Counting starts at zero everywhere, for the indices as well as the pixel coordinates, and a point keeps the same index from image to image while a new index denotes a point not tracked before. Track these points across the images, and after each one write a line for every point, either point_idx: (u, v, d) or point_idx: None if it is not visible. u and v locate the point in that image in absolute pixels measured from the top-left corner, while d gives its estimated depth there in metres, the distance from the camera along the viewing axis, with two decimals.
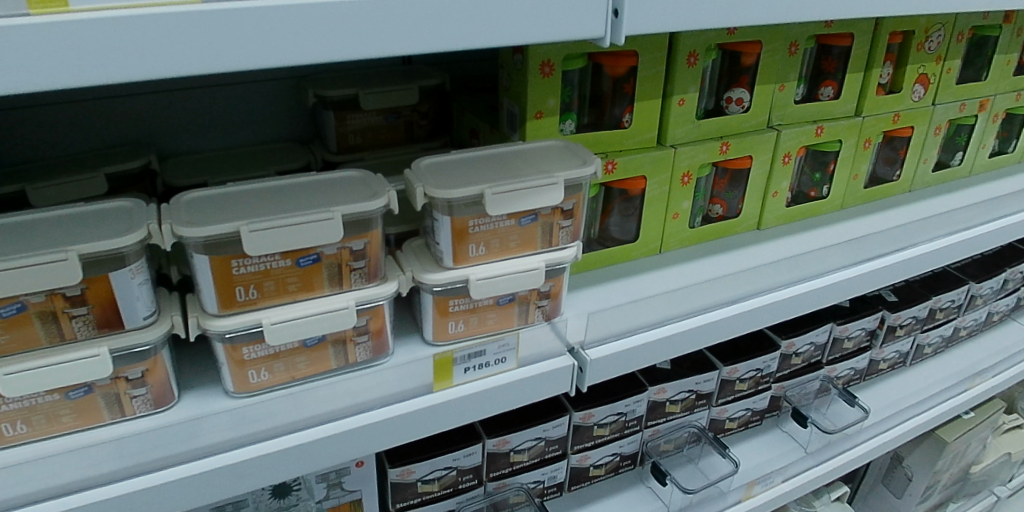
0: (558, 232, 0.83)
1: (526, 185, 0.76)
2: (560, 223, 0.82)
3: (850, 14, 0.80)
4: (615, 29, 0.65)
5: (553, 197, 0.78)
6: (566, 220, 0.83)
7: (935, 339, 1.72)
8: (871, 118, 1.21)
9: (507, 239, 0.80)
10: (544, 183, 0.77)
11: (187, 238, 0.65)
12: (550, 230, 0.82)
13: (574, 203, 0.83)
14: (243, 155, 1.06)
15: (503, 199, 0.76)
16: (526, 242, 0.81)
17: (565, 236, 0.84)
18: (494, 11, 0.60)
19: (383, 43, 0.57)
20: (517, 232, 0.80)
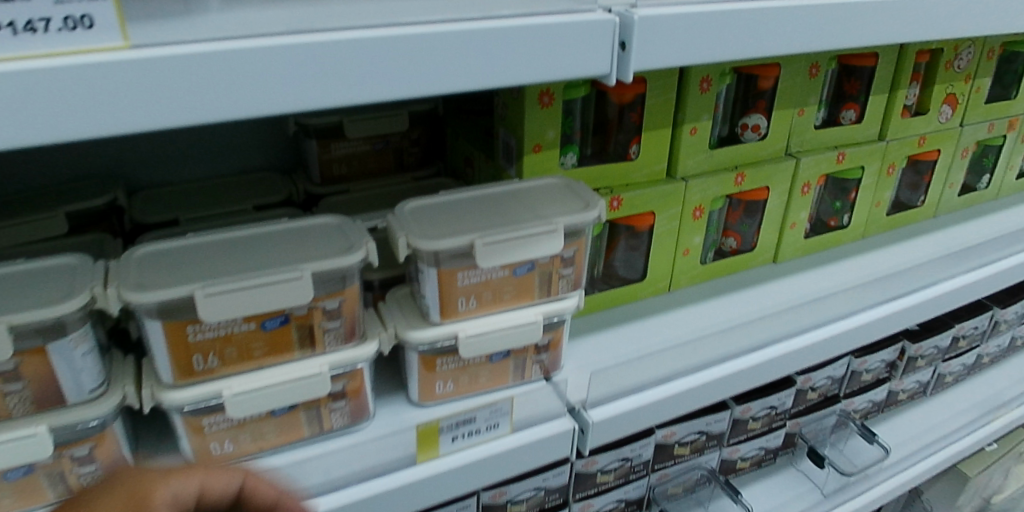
0: (558, 281, 0.75)
1: (522, 233, 0.68)
2: (559, 272, 0.74)
3: (885, 39, 0.71)
4: (621, 64, 0.57)
5: (553, 247, 0.70)
6: (566, 269, 0.74)
7: (957, 367, 1.64)
8: (896, 143, 1.13)
9: (500, 291, 0.72)
10: (542, 230, 0.69)
11: (136, 304, 0.57)
12: (548, 280, 0.74)
13: (575, 250, 0.74)
14: (219, 186, 0.99)
15: (497, 250, 0.67)
16: (521, 294, 0.73)
17: (565, 286, 0.76)
18: (482, 47, 0.52)
19: (356, 87, 0.49)
20: (511, 283, 0.72)
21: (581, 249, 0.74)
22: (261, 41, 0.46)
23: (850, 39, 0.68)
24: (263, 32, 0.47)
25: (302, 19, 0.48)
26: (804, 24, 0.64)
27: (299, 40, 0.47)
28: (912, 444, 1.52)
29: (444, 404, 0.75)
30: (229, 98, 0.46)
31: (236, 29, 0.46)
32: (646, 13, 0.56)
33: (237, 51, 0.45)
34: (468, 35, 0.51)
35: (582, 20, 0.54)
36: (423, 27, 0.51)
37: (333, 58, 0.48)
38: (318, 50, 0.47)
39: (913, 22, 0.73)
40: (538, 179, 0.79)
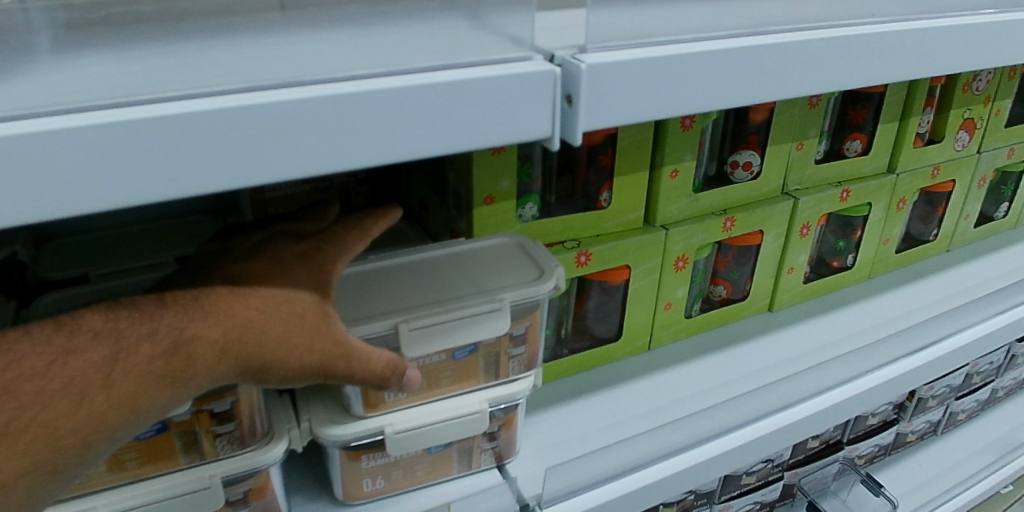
0: (507, 362, 0.64)
1: (456, 315, 0.58)
2: (509, 352, 0.63)
3: (905, 76, 0.58)
4: (567, 122, 0.46)
5: (497, 327, 0.60)
6: (517, 348, 0.64)
7: (970, 404, 1.47)
8: (907, 175, 1.01)
9: (437, 377, 0.61)
10: (481, 311, 0.59)
11: None
12: (495, 361, 0.63)
13: (528, 326, 0.63)
14: (144, 232, 0.89)
15: (426, 335, 0.58)
16: (462, 379, 0.63)
17: (517, 368, 0.65)
18: (379, 108, 0.41)
19: (212, 170, 0.38)
20: (449, 367, 0.61)
21: (534, 325, 0.64)
22: (73, 118, 0.35)
23: (861, 78, 0.55)
24: (86, 104, 0.36)
25: (136, 86, 0.38)
26: (804, 61, 0.51)
27: (128, 114, 0.35)
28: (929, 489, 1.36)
29: (375, 502, 0.65)
30: (31, 196, 0.34)
31: (49, 103, 0.36)
32: (597, 57, 0.44)
33: (35, 134, 0.34)
34: (362, 97, 0.40)
35: (515, 71, 0.43)
36: (303, 89, 0.40)
37: (175, 134, 0.36)
38: (152, 125, 0.36)
39: (942, 50, 0.59)
40: (491, 234, 0.69)
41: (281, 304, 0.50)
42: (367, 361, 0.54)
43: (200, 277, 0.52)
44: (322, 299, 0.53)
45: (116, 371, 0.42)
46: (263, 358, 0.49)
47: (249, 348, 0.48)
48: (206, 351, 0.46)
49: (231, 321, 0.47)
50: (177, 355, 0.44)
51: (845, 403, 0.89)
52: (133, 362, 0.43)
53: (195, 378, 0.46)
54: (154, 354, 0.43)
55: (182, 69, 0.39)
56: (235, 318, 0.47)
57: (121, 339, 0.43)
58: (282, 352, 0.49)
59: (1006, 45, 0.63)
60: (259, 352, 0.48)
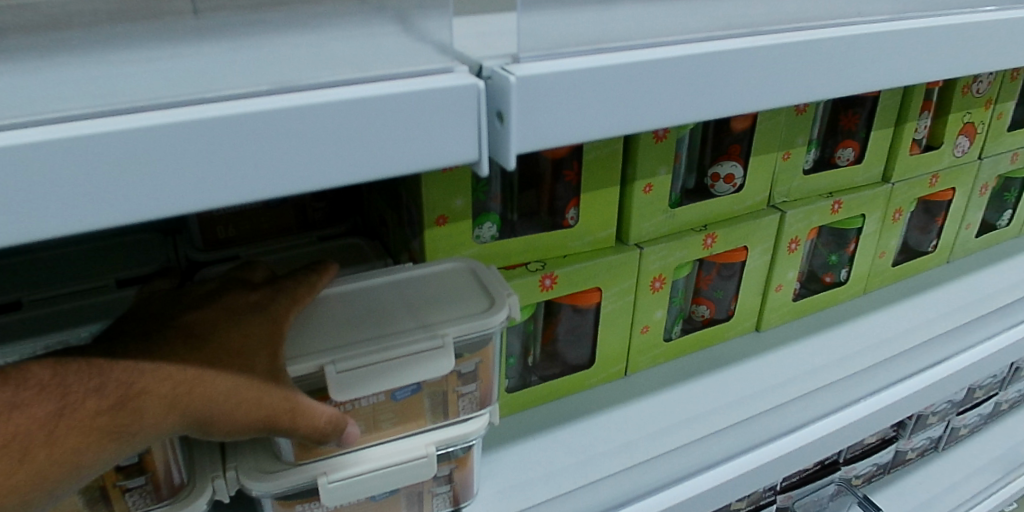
0: (457, 401, 0.59)
1: (394, 353, 0.53)
2: (458, 391, 0.58)
3: (890, 83, 0.52)
4: (495, 138, 0.40)
5: (440, 367, 0.55)
6: (466, 387, 0.59)
7: (972, 419, 1.40)
8: (904, 185, 0.94)
9: (377, 418, 0.56)
10: (422, 349, 0.54)
11: None
12: (443, 401, 0.58)
13: (479, 362, 0.58)
14: (84, 254, 0.84)
15: (360, 377, 0.53)
16: (405, 420, 0.57)
17: (467, 407, 0.60)
18: (270, 131, 0.35)
19: (62, 208, 0.32)
20: (391, 409, 0.56)
21: (485, 361, 0.59)
22: None
23: (839, 84, 0.49)
24: None
25: None
26: (773, 67, 0.45)
27: None
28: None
29: None
30: None
31: None
32: (531, 68, 0.38)
33: None
34: (253, 118, 0.34)
35: (434, 85, 0.37)
36: (179, 110, 0.34)
37: (12, 165, 0.30)
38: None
39: (934, 54, 0.53)
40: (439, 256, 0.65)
41: (233, 358, 0.47)
42: (314, 413, 0.50)
43: (152, 325, 0.48)
44: (275, 351, 0.50)
45: (57, 431, 0.39)
46: (213, 415, 0.45)
47: (201, 404, 0.44)
48: (152, 409, 0.42)
49: (180, 378, 0.44)
50: (124, 411, 0.41)
51: (839, 433, 0.83)
52: (75, 421, 0.39)
53: (138, 440, 0.42)
54: (100, 410, 0.40)
55: (37, 89, 0.34)
56: (187, 373, 0.44)
57: (68, 393, 0.39)
58: (235, 409, 0.46)
59: (1004, 46, 0.58)
60: (212, 408, 0.45)
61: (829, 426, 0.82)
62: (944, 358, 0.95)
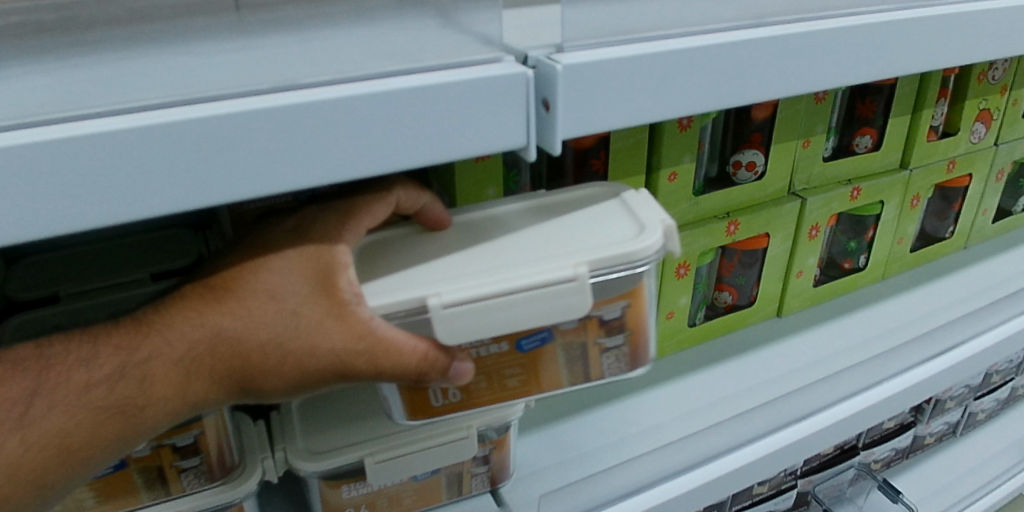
0: (602, 356, 0.56)
1: (521, 284, 0.50)
2: (602, 345, 0.55)
3: (907, 69, 0.54)
4: (543, 130, 0.42)
5: (574, 306, 0.51)
6: (612, 340, 0.55)
7: (990, 404, 1.41)
8: (922, 171, 0.96)
9: (503, 372, 0.54)
10: (553, 279, 0.50)
11: None
12: (584, 355, 0.55)
13: (622, 310, 0.54)
14: (120, 247, 0.87)
15: (480, 311, 0.50)
16: (535, 374, 0.55)
17: (617, 365, 0.56)
18: (329, 120, 0.37)
19: (146, 193, 0.35)
20: (516, 361, 0.54)
21: (633, 301, 0.54)
22: None
23: (859, 72, 0.51)
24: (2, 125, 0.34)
25: (62, 102, 0.35)
26: (799, 55, 0.47)
27: (51, 135, 0.33)
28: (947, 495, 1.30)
29: None
30: None
31: None
32: (574, 57, 0.40)
33: None
34: (316, 109, 0.37)
35: (484, 75, 0.39)
36: (248, 102, 0.37)
37: (107, 153, 0.34)
38: (82, 149, 0.34)
39: (949, 40, 0.55)
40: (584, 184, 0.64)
41: (263, 304, 0.46)
42: (402, 354, 0.48)
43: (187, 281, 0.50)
44: (316, 284, 0.48)
45: (72, 404, 0.44)
46: (246, 367, 0.46)
47: (222, 358, 0.46)
48: (171, 373, 0.45)
49: (197, 337, 0.45)
50: (129, 380, 0.45)
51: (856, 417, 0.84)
52: (87, 396, 0.44)
53: (173, 399, 0.46)
54: (102, 381, 0.44)
55: (114, 82, 0.36)
56: (202, 333, 0.45)
57: (72, 369, 0.45)
58: (273, 359, 0.46)
59: (1013, 37, 0.60)
60: (242, 362, 0.46)
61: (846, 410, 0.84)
62: (959, 344, 0.97)
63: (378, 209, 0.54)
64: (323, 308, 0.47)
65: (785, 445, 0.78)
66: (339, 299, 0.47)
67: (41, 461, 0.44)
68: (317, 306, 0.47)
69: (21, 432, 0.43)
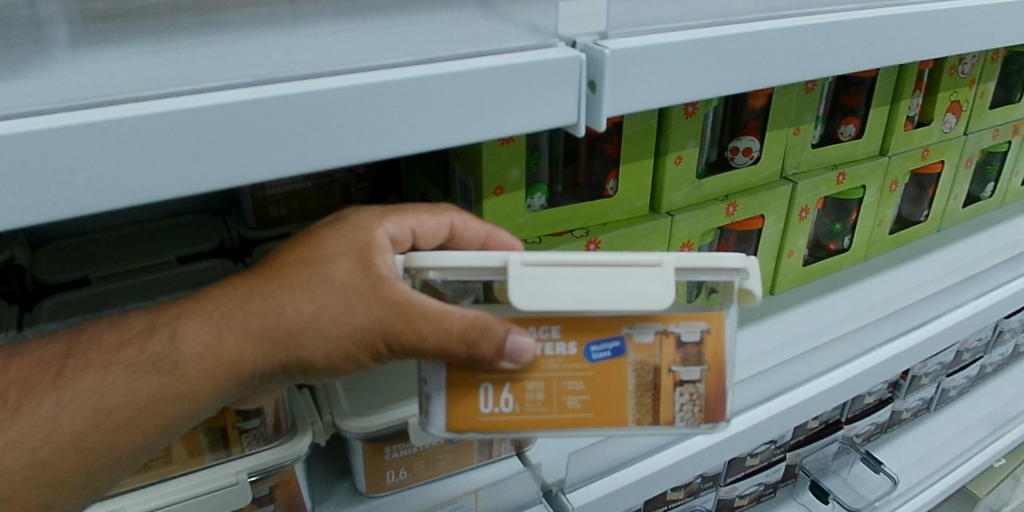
0: (672, 393, 0.50)
1: (599, 261, 0.45)
2: (676, 376, 0.49)
3: (889, 58, 0.60)
4: (591, 109, 0.47)
5: (655, 296, 0.45)
6: (688, 373, 0.50)
7: (961, 381, 1.50)
8: (899, 157, 1.03)
9: (565, 383, 0.50)
10: (635, 259, 0.46)
11: None
12: (653, 383, 0.49)
13: (699, 332, 0.49)
14: (142, 235, 0.90)
15: (554, 278, 0.45)
16: (600, 395, 0.50)
17: (689, 412, 0.50)
18: (405, 100, 0.42)
19: (247, 163, 0.40)
20: (582, 372, 0.49)
21: (716, 329, 0.49)
22: (107, 112, 0.36)
23: (846, 63, 0.58)
24: (118, 98, 0.38)
25: (171, 78, 0.39)
26: (794, 46, 0.54)
27: (166, 107, 0.37)
28: (922, 466, 1.39)
29: (396, 495, 0.66)
30: (70, 190, 0.36)
31: (78, 96, 0.38)
32: (618, 43, 0.46)
33: (74, 127, 0.35)
34: (392, 87, 0.41)
35: (540, 58, 0.44)
36: (332, 80, 0.41)
37: (215, 124, 0.38)
38: (193, 117, 0.37)
39: (920, 34, 0.62)
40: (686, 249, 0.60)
41: (298, 268, 0.50)
42: (443, 318, 0.47)
43: None
44: (353, 251, 0.51)
45: (112, 364, 0.46)
46: (276, 324, 0.48)
47: (254, 317, 0.48)
48: (209, 333, 0.48)
49: (235, 298, 0.49)
50: (161, 335, 0.48)
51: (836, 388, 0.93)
52: (122, 352, 0.47)
53: (209, 360, 0.48)
54: (140, 337, 0.48)
55: (213, 62, 0.40)
56: (239, 294, 0.49)
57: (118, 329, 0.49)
58: (304, 317, 0.48)
59: (971, 34, 0.68)
60: (277, 319, 0.48)
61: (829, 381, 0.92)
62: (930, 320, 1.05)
63: (431, 220, 0.59)
64: (357, 269, 0.49)
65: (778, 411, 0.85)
66: (377, 263, 0.50)
67: (78, 425, 0.45)
68: (351, 268, 0.50)
69: (57, 394, 0.45)
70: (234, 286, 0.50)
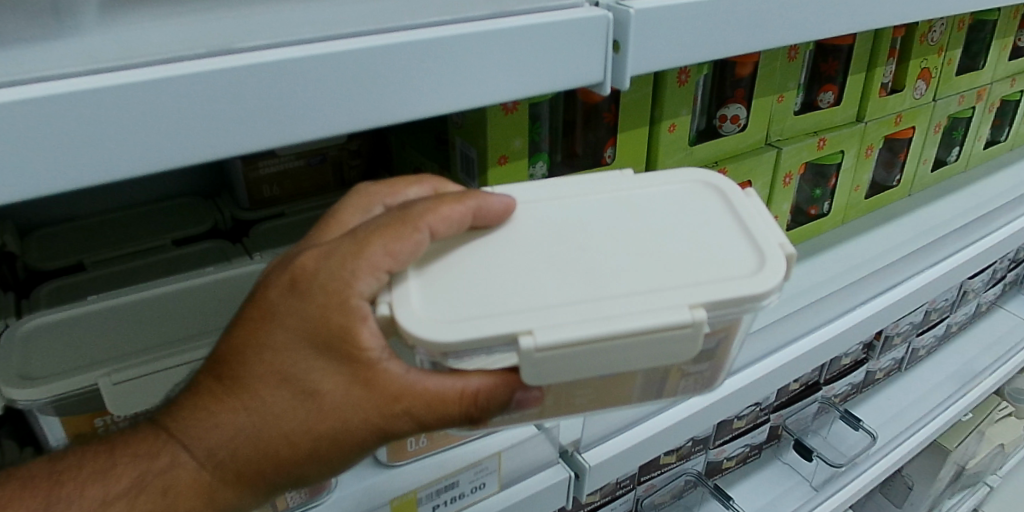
0: (679, 380, 0.53)
1: (628, 339, 0.44)
2: (685, 371, 0.52)
3: (873, 22, 0.63)
4: (616, 68, 0.49)
5: (679, 351, 0.46)
6: (696, 367, 0.52)
7: (929, 340, 1.56)
8: (874, 123, 1.06)
9: (574, 397, 0.50)
10: (669, 325, 0.44)
11: (27, 403, 0.54)
12: (663, 378, 0.52)
13: (721, 338, 0.51)
14: (132, 218, 0.87)
15: (577, 357, 0.44)
16: (603, 400, 0.51)
17: (690, 387, 0.55)
18: (436, 64, 0.43)
19: (289, 127, 0.40)
20: (594, 386, 0.50)
21: (730, 338, 0.51)
22: (152, 70, 0.35)
23: (835, 26, 0.60)
24: (159, 59, 0.37)
25: (204, 39, 0.39)
26: (790, 11, 0.56)
27: (213, 65, 0.37)
28: (896, 423, 1.45)
29: (417, 463, 0.68)
30: (115, 151, 0.35)
31: (114, 59, 0.36)
32: (640, 3, 0.48)
33: (121, 87, 0.34)
34: (422, 48, 0.42)
35: (567, 18, 0.46)
36: (364, 39, 0.41)
37: (260, 84, 0.38)
38: (237, 76, 0.37)
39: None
40: (664, 173, 0.59)
41: (279, 388, 0.44)
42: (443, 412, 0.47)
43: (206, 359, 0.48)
44: (337, 349, 0.44)
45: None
46: (267, 454, 0.46)
47: (241, 456, 0.46)
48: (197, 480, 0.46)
49: (214, 436, 0.45)
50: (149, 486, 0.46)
51: (814, 350, 0.98)
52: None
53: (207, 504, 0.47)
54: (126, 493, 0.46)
55: (246, 28, 0.40)
56: (219, 431, 0.45)
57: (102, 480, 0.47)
58: (297, 445, 0.45)
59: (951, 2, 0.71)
60: (268, 449, 0.45)
61: (804, 344, 0.98)
62: (895, 284, 1.12)
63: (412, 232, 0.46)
64: (349, 374, 0.45)
65: (753, 378, 0.91)
66: (360, 353, 0.44)
67: None
68: (330, 371, 0.45)
69: None
70: (206, 415, 0.46)
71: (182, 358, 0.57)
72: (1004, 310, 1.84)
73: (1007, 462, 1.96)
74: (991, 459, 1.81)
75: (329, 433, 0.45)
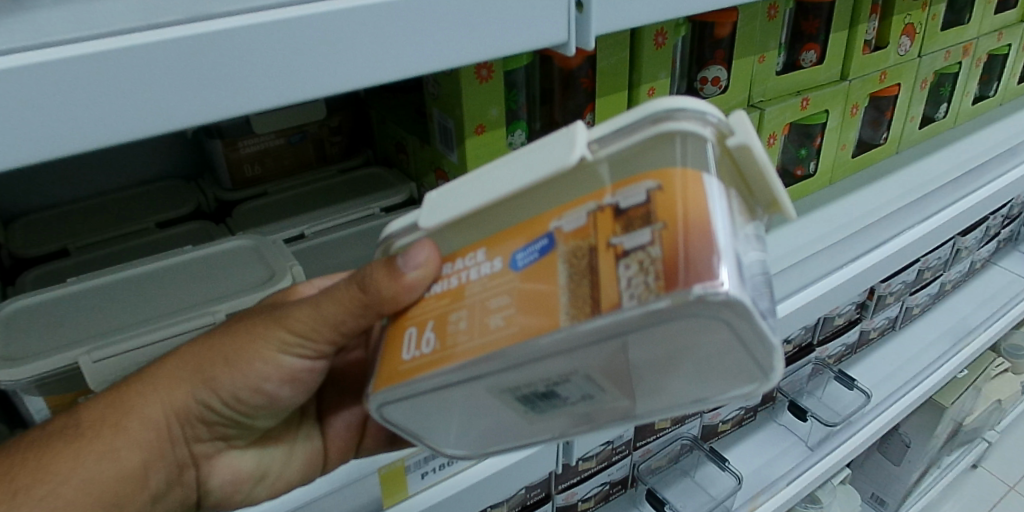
0: (620, 272, 0.34)
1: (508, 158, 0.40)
2: (615, 246, 0.35)
3: None
4: (581, 29, 0.49)
5: (554, 156, 0.37)
6: (634, 240, 0.34)
7: (923, 298, 1.57)
8: (859, 81, 1.05)
9: (490, 302, 0.39)
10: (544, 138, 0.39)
11: (11, 384, 0.54)
12: (595, 270, 0.35)
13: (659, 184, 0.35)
14: (116, 203, 0.87)
15: (463, 189, 0.41)
16: (527, 312, 0.37)
17: (642, 287, 0.33)
18: (396, 28, 0.42)
19: (248, 98, 0.39)
20: (509, 285, 0.39)
21: (669, 187, 0.35)
22: (108, 42, 0.35)
23: None
24: (112, 30, 0.36)
25: (161, 11, 0.38)
26: None
27: (165, 34, 0.36)
28: (891, 382, 1.46)
29: None
30: (72, 124, 0.35)
31: (70, 32, 0.36)
32: None
33: (74, 59, 0.34)
34: (381, 13, 0.41)
35: None
36: (321, 5, 0.40)
37: (219, 54, 0.38)
38: (189, 46, 0.37)
39: None
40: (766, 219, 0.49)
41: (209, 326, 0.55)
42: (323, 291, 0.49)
43: None
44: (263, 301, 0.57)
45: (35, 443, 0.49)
46: (182, 365, 0.52)
47: (160, 370, 0.52)
48: (116, 402, 0.51)
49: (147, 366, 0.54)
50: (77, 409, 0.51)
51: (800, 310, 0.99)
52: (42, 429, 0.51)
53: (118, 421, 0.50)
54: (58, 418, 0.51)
55: None
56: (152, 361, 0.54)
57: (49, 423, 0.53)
58: (206, 349, 0.52)
59: None
60: (184, 360, 0.52)
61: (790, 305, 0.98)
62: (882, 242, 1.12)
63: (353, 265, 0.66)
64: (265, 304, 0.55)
65: None
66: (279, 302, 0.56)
67: None
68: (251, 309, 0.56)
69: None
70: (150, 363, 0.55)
71: (160, 333, 0.58)
72: (999, 267, 1.84)
73: (1004, 418, 1.97)
74: (987, 414, 1.83)
75: (233, 331, 0.52)
